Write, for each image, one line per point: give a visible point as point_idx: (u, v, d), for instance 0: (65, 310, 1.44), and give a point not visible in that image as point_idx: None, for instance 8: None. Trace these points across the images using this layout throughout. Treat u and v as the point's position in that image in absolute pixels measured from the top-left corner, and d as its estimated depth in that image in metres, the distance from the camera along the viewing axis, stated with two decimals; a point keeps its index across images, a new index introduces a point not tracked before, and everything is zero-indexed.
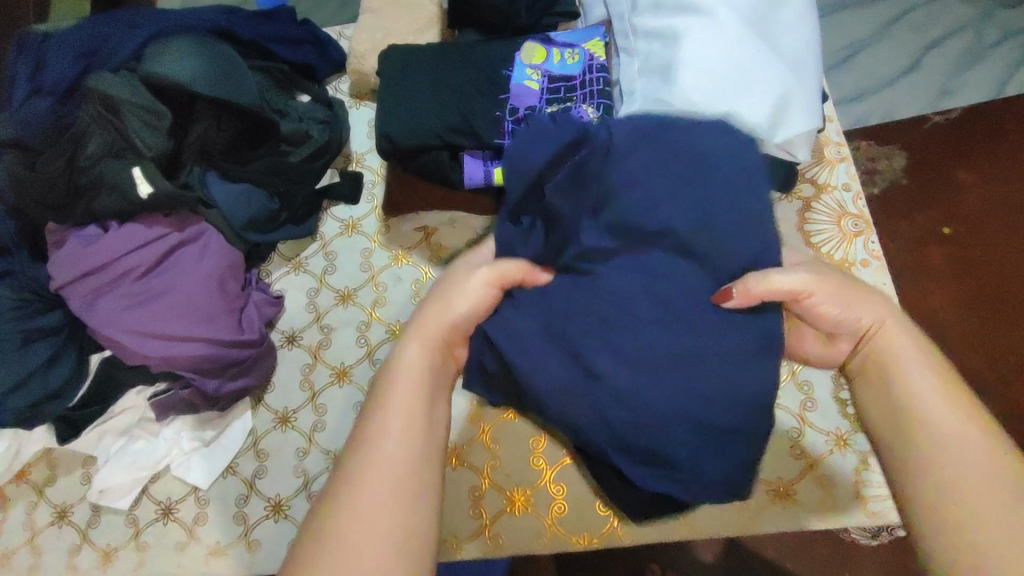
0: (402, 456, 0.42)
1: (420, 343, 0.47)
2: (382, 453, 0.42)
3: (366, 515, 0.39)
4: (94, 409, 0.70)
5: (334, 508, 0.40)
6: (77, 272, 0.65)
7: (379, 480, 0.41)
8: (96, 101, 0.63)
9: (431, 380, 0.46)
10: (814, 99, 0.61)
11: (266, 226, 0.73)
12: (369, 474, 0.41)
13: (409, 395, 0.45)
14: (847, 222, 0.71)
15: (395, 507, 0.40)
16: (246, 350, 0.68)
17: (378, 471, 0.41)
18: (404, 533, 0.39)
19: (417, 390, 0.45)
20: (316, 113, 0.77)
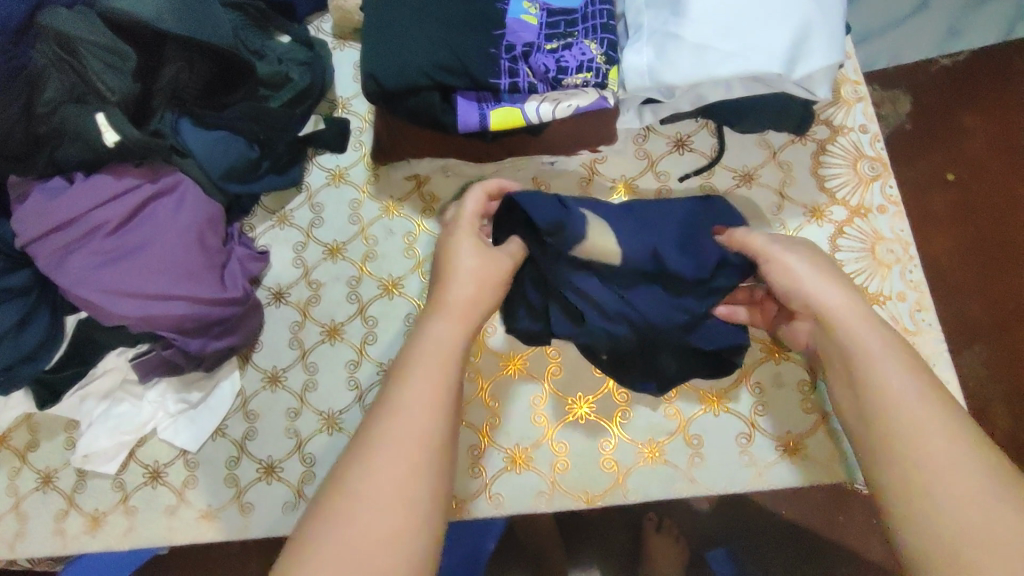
0: (401, 432, 0.41)
1: (443, 330, 0.47)
2: (392, 433, 0.41)
3: (371, 487, 0.39)
4: (73, 371, 0.66)
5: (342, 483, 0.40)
6: (44, 228, 0.61)
7: (385, 457, 0.40)
8: (50, 39, 0.55)
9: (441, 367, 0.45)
10: (838, 33, 0.56)
11: (245, 176, 0.69)
12: (383, 447, 0.41)
13: (422, 380, 0.44)
14: (863, 166, 0.67)
15: (395, 486, 0.40)
16: (230, 308, 0.65)
17: (386, 449, 0.41)
18: (405, 499, 0.39)
19: (420, 364, 0.45)
20: (296, 54, 0.71)
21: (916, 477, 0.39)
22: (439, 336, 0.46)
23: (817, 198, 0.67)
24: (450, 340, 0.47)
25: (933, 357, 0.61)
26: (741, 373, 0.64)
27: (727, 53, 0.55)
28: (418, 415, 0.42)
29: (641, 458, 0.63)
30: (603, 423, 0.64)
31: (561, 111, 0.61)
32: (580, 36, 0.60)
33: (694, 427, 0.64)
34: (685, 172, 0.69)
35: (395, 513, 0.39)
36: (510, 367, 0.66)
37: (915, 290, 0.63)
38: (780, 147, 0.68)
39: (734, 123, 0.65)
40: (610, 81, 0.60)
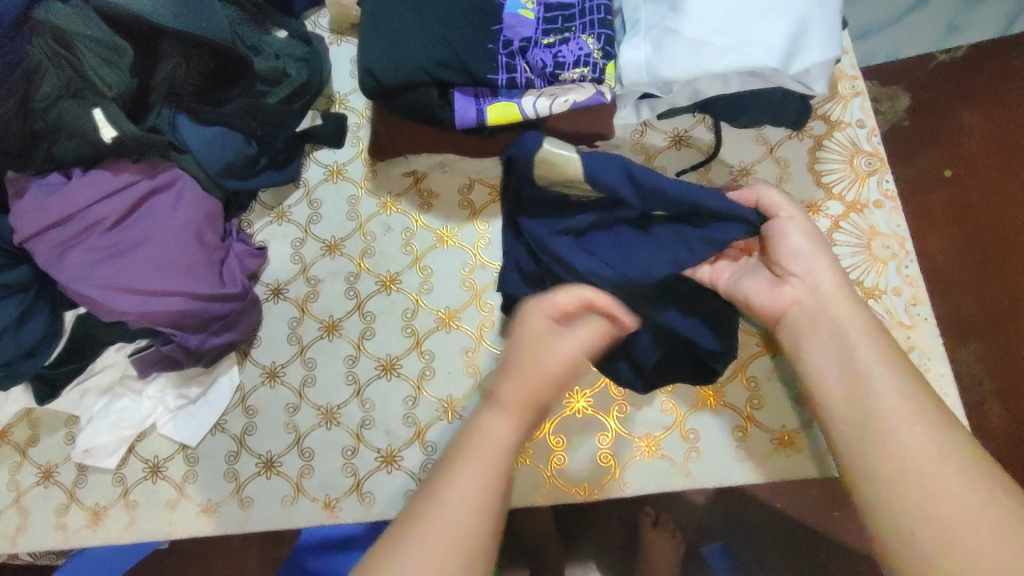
0: (456, 526, 0.38)
1: (511, 411, 0.43)
2: (447, 525, 0.38)
3: (420, 538, 0.37)
4: (72, 366, 0.67)
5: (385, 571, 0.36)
6: (42, 224, 0.61)
7: (435, 549, 0.36)
8: (47, 35, 0.55)
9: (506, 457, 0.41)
10: (835, 30, 0.56)
11: (243, 173, 0.69)
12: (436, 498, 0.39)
13: (483, 468, 0.40)
14: (860, 161, 0.67)
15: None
16: (228, 304, 0.65)
17: (437, 539, 0.37)
18: (452, 547, 0.37)
19: (482, 447, 0.41)
20: (294, 49, 0.71)
21: (906, 469, 0.39)
22: (503, 405, 0.44)
23: (814, 193, 0.67)
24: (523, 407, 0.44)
25: (928, 351, 0.61)
26: (737, 367, 0.65)
27: (724, 48, 0.55)
28: (475, 507, 0.39)
29: (638, 453, 0.64)
30: (601, 418, 0.64)
31: (558, 107, 0.60)
32: (577, 31, 0.60)
33: (691, 421, 0.64)
34: (682, 167, 0.69)
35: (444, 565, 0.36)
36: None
37: (911, 285, 0.63)
38: (777, 142, 0.68)
39: (731, 119, 0.65)
40: (605, 76, 0.59)
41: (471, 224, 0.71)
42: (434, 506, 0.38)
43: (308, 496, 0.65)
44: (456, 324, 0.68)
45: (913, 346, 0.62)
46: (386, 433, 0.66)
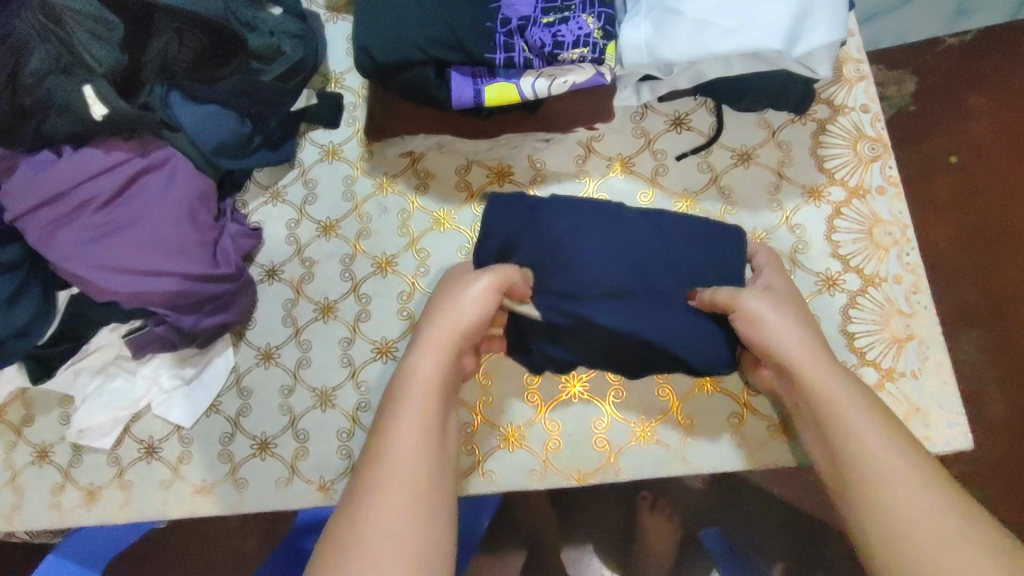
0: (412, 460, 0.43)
1: (436, 354, 0.48)
2: (399, 469, 0.42)
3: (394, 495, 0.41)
4: (67, 347, 0.66)
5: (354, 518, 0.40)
6: (33, 203, 0.60)
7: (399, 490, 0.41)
8: (30, 7, 0.54)
9: (441, 394, 0.47)
10: (841, 8, 0.54)
11: (239, 152, 0.68)
12: (392, 464, 0.42)
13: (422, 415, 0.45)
14: (863, 146, 0.66)
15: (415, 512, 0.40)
16: (223, 285, 0.65)
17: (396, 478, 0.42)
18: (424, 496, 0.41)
19: (417, 387, 0.47)
20: (289, 26, 0.69)
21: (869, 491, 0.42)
22: (428, 362, 0.48)
23: (816, 178, 0.66)
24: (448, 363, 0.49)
25: (927, 339, 0.61)
26: None
27: (727, 29, 0.54)
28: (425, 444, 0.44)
29: (633, 438, 0.63)
30: (596, 403, 0.64)
31: (557, 87, 0.60)
32: (578, 10, 0.58)
33: (687, 407, 0.64)
34: (683, 151, 0.68)
35: (414, 520, 0.40)
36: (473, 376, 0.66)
37: (912, 273, 0.62)
38: (779, 126, 0.67)
39: (732, 102, 0.65)
40: (605, 57, 0.58)
41: (469, 205, 0.70)
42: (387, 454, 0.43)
43: (302, 478, 0.65)
44: None
45: (912, 335, 0.61)
46: None
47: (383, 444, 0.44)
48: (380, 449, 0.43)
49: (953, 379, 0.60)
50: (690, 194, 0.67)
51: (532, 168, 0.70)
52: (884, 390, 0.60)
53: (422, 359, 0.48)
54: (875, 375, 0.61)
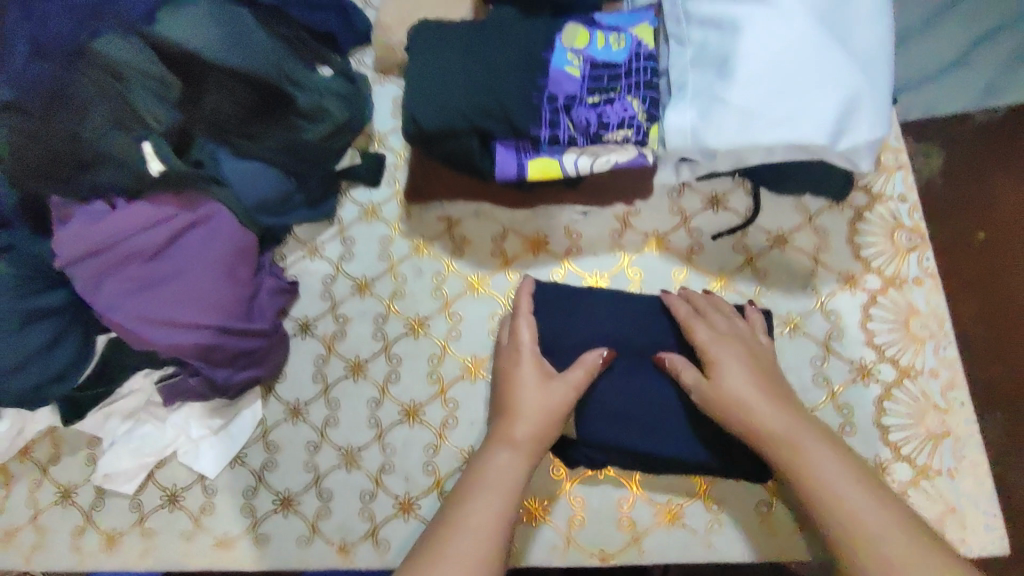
0: (469, 545, 0.47)
1: (510, 449, 0.54)
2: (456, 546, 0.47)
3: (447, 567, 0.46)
4: (99, 390, 0.67)
5: None
6: (78, 253, 0.61)
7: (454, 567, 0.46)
8: (88, 62, 0.59)
9: (509, 486, 0.52)
10: (885, 106, 0.55)
11: (279, 209, 0.70)
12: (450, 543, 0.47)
13: (495, 495, 0.51)
14: (901, 236, 0.66)
15: None
16: (257, 340, 0.66)
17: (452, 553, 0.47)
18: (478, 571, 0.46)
19: (495, 475, 0.53)
20: (337, 88, 0.72)
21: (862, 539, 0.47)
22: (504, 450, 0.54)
23: (852, 266, 0.66)
24: (508, 502, 0.51)
25: (963, 438, 0.60)
26: None
27: (774, 121, 0.55)
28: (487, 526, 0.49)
29: (658, 519, 0.62)
30: (623, 482, 0.63)
31: (599, 165, 0.62)
32: (623, 92, 0.61)
33: (715, 492, 0.63)
34: (718, 231, 0.69)
35: None
36: None
37: (948, 367, 0.62)
38: (816, 211, 0.68)
39: (772, 185, 0.66)
40: (649, 139, 0.61)
41: (503, 272, 0.71)
42: (449, 529, 0.49)
43: (323, 538, 0.65)
44: (482, 374, 0.68)
45: (947, 432, 0.61)
46: (406, 479, 0.65)
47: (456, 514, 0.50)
48: (450, 520, 0.49)
49: (989, 481, 0.59)
50: (724, 275, 0.67)
51: (567, 239, 0.71)
52: (918, 488, 0.59)
53: (498, 454, 0.54)
54: (909, 472, 0.60)
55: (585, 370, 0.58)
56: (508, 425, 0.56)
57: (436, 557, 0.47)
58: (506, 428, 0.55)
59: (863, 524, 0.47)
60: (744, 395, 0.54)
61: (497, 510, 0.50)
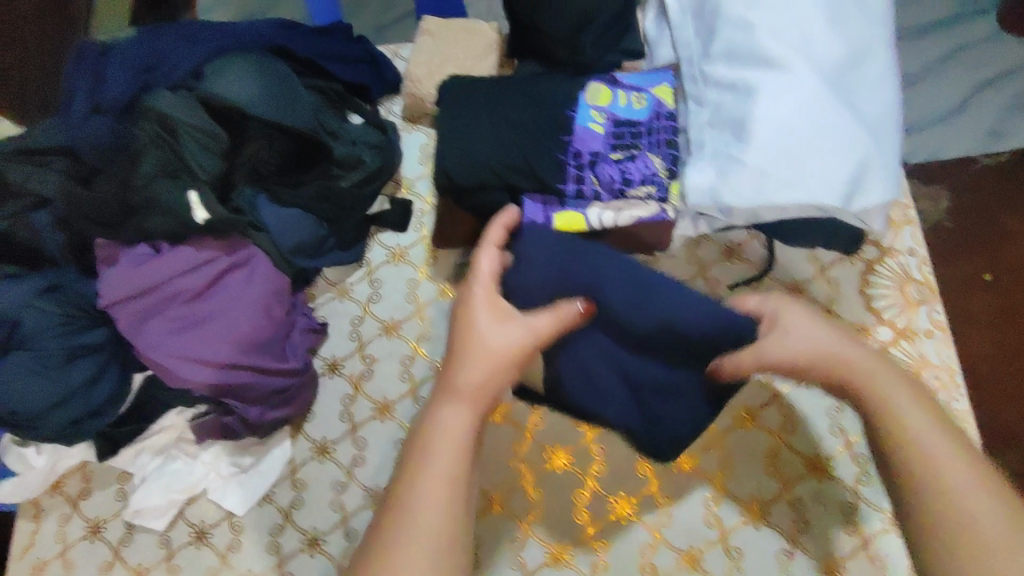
0: (429, 527, 0.45)
1: (465, 407, 0.49)
2: (416, 524, 0.45)
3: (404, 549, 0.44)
4: (131, 427, 0.69)
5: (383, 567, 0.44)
6: (124, 294, 0.64)
7: (418, 548, 0.44)
8: (144, 115, 0.62)
9: (465, 447, 0.48)
10: (894, 170, 0.58)
11: (313, 252, 0.72)
12: (405, 527, 0.45)
13: (446, 463, 0.47)
14: (911, 289, 0.68)
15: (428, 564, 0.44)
16: (289, 380, 0.68)
17: (411, 538, 0.45)
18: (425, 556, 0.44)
19: (441, 437, 0.48)
20: (369, 137, 0.76)
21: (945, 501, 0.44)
22: (454, 411, 0.49)
23: (865, 317, 0.68)
24: (458, 469, 0.47)
25: None
26: (785, 488, 0.65)
27: (789, 181, 0.57)
28: (443, 502, 0.46)
29: (679, 565, 0.64)
30: (644, 527, 0.65)
31: (623, 220, 0.64)
32: (644, 149, 0.64)
33: (735, 539, 0.64)
34: (736, 280, 0.71)
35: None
36: (523, 488, 0.67)
37: (961, 419, 0.64)
38: (828, 263, 0.70)
39: (786, 239, 0.68)
40: (669, 196, 0.64)
41: None
42: (402, 503, 0.46)
43: None
44: (506, 418, 0.69)
45: None
46: None
47: (407, 491, 0.46)
48: (406, 499, 0.46)
49: None
50: None
51: None
52: None
53: (447, 407, 0.49)
54: None
55: (556, 317, 0.50)
56: (451, 376, 0.50)
57: (394, 539, 0.45)
58: (448, 376, 0.50)
59: (951, 496, 0.44)
60: (814, 339, 0.50)
61: (449, 479, 0.47)
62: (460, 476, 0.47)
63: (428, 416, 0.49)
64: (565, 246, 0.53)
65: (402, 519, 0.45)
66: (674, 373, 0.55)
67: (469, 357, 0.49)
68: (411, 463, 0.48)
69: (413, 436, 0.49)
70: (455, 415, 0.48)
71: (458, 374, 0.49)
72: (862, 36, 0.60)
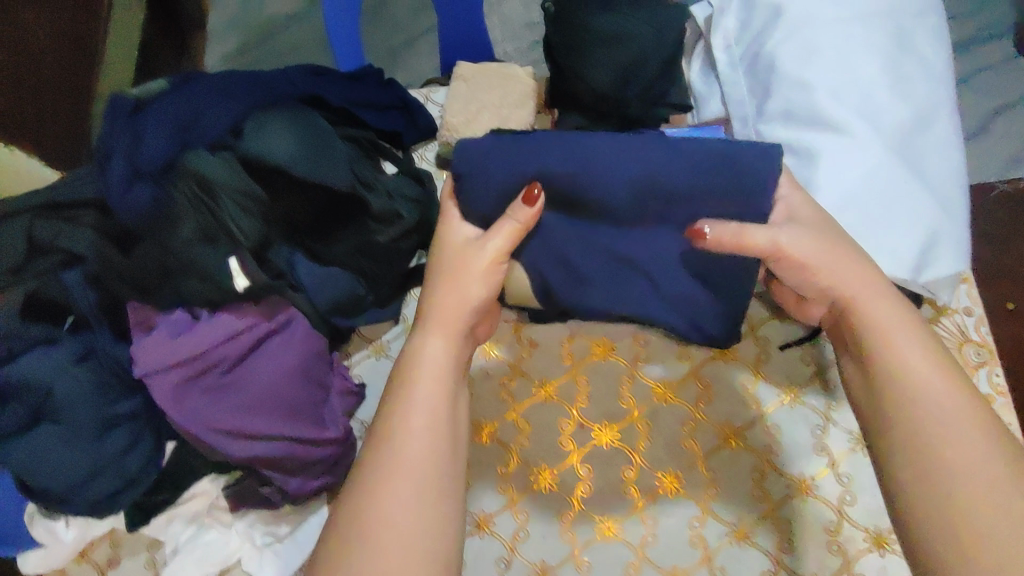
0: (415, 458, 0.47)
1: (444, 338, 0.52)
2: (405, 457, 0.47)
3: (392, 477, 0.46)
4: (163, 497, 0.66)
5: (363, 511, 0.45)
6: (160, 365, 0.61)
7: (404, 487, 0.46)
8: (184, 179, 0.60)
9: (451, 376, 0.51)
10: (965, 239, 0.56)
11: (351, 310, 0.70)
12: (392, 462, 0.47)
13: (433, 393, 0.50)
14: (969, 350, 0.66)
15: (422, 501, 0.46)
16: (329, 449, 0.65)
17: (399, 470, 0.46)
18: (422, 490, 0.46)
19: (428, 371, 0.51)
20: (407, 190, 0.73)
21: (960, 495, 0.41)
22: (437, 342, 0.52)
23: None
24: (445, 396, 0.50)
25: None
26: (847, 562, 0.62)
27: None
28: (430, 434, 0.48)
29: None
30: None
31: None
32: None
33: None
34: (787, 340, 0.70)
35: (418, 511, 0.45)
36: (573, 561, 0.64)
37: None
38: None
39: None
40: None
41: (571, 377, 0.71)
42: (395, 438, 0.47)
43: None
44: (553, 485, 0.66)
45: None
46: None
47: (392, 423, 0.48)
48: (389, 431, 0.48)
49: None
50: (794, 386, 0.69)
51: (635, 345, 0.71)
52: None
53: (429, 343, 0.52)
54: None
55: (511, 224, 0.52)
56: (432, 316, 0.53)
57: (384, 476, 0.46)
58: (432, 317, 0.53)
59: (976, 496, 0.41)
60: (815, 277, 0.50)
61: (438, 411, 0.49)
62: (448, 409, 0.50)
63: (412, 351, 0.52)
64: (510, 151, 0.53)
65: (387, 455, 0.47)
66: (670, 277, 0.56)
67: (459, 285, 0.53)
68: (394, 401, 0.50)
69: (398, 375, 0.51)
70: (434, 343, 0.52)
71: (434, 305, 0.53)
72: (926, 100, 0.59)
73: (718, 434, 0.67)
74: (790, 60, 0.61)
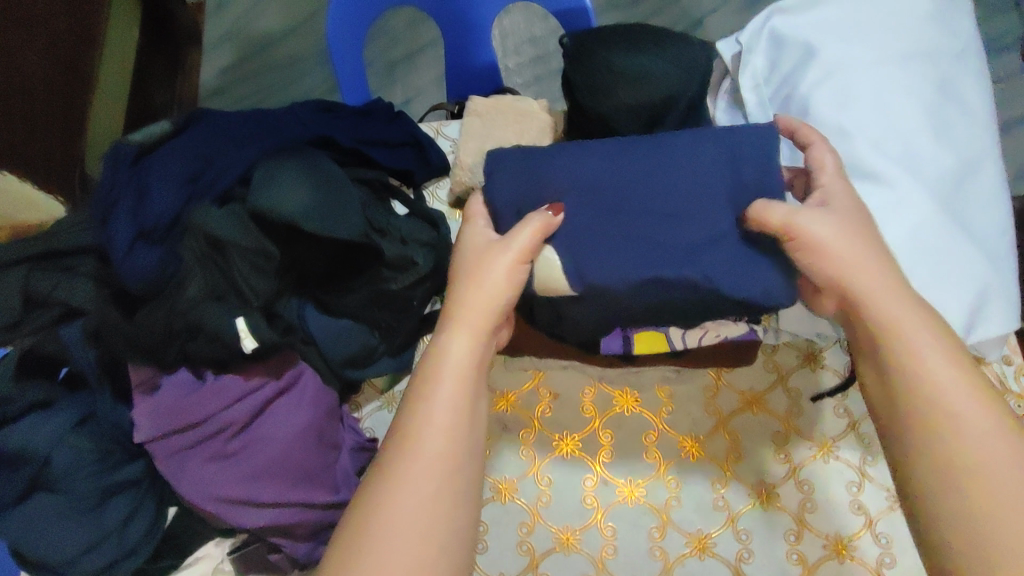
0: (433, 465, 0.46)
1: (470, 336, 0.50)
2: (423, 461, 0.46)
3: (408, 482, 0.45)
4: (168, 563, 0.62)
5: (377, 512, 0.44)
6: (163, 430, 0.58)
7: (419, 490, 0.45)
8: (190, 235, 0.57)
9: (475, 372, 0.50)
10: (1013, 296, 0.54)
11: (363, 361, 0.66)
12: (408, 467, 0.46)
13: (455, 392, 0.48)
14: (1009, 402, 0.64)
15: (437, 507, 0.45)
16: (340, 512, 0.62)
17: (414, 474, 0.45)
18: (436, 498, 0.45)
19: (451, 367, 0.49)
20: (421, 234, 0.69)
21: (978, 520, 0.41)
22: (461, 341, 0.50)
23: None
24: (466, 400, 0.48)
25: None
26: None
27: None
28: (449, 438, 0.47)
29: None
30: None
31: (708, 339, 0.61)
32: None
33: None
34: (819, 392, 0.67)
35: (431, 517, 0.45)
36: None
37: None
38: None
39: None
40: None
41: (594, 431, 0.67)
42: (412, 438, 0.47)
43: None
44: (578, 546, 0.63)
45: None
46: None
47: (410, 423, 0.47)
48: (406, 431, 0.47)
49: None
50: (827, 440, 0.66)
51: (661, 397, 0.68)
52: None
53: (453, 342, 0.50)
54: None
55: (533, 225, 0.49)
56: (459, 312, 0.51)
57: (401, 476, 0.45)
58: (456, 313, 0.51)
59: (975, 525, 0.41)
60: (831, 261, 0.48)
61: (459, 414, 0.48)
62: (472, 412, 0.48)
63: (434, 348, 0.50)
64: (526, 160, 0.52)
65: (406, 458, 0.46)
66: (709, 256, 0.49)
67: (477, 281, 0.50)
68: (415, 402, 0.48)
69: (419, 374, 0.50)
70: (458, 341, 0.50)
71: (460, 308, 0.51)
72: (968, 148, 0.56)
73: (750, 492, 0.64)
74: (827, 104, 0.59)
